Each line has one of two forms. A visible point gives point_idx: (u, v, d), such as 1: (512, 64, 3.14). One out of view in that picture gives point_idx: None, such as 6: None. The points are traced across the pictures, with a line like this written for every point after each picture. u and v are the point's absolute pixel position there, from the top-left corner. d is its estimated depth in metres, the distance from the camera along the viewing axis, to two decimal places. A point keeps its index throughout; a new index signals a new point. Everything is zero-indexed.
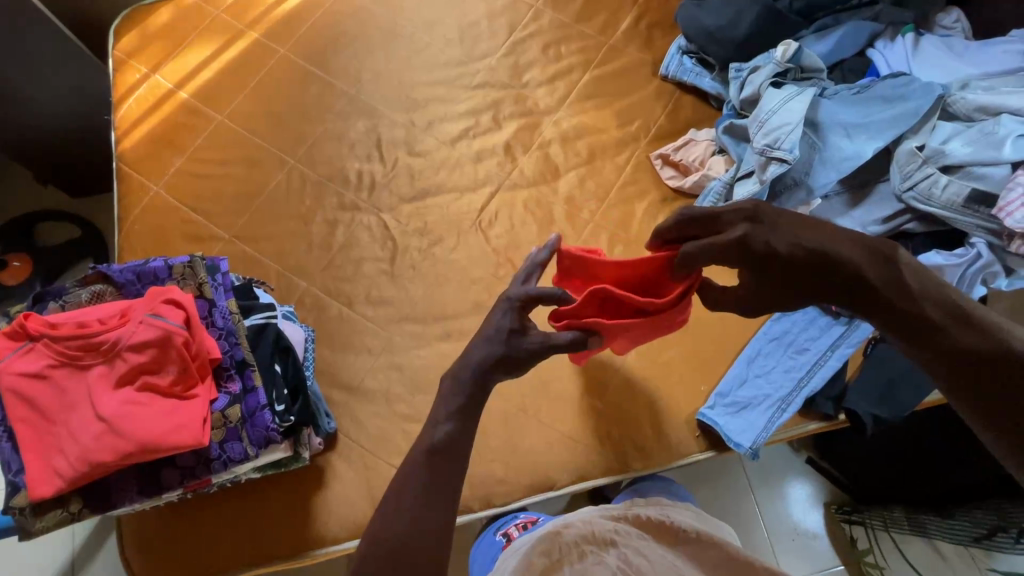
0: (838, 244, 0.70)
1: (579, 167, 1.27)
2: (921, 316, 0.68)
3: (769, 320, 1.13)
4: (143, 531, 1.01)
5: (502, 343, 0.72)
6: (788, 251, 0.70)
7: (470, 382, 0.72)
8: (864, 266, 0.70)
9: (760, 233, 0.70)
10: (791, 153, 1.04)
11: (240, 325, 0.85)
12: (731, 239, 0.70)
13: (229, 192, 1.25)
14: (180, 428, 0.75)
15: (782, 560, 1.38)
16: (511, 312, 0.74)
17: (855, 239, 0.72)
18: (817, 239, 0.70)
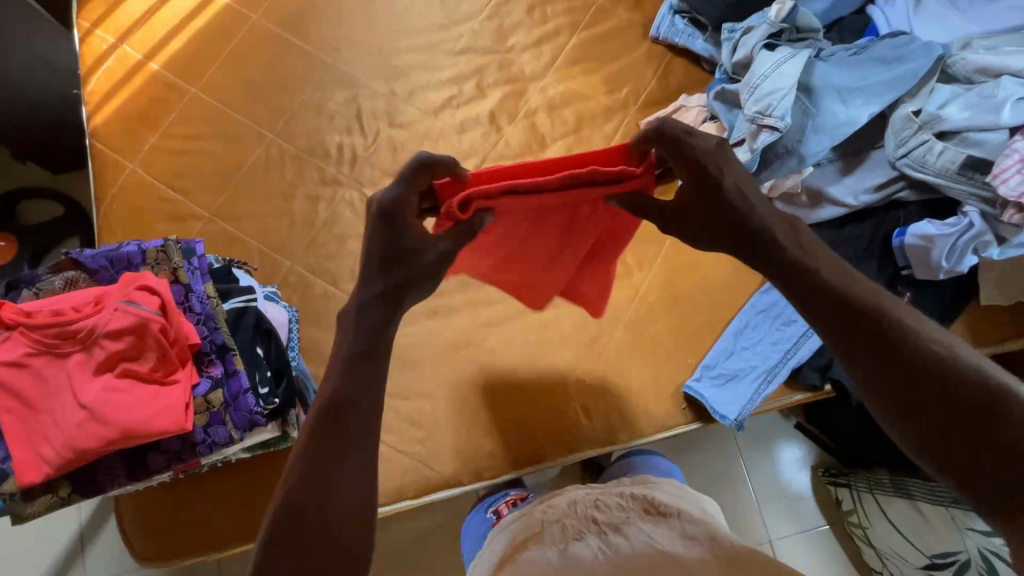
0: (761, 203, 0.64)
1: (567, 137, 1.24)
2: (842, 294, 0.61)
3: (757, 291, 1.13)
4: (142, 510, 1.04)
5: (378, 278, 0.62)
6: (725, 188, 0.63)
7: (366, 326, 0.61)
8: (779, 232, 0.64)
9: (727, 161, 0.64)
10: (782, 120, 1.00)
11: (219, 310, 0.83)
12: (698, 157, 0.62)
13: (207, 169, 1.21)
14: (161, 413, 0.75)
15: (767, 522, 1.43)
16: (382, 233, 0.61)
17: (771, 204, 0.65)
18: (746, 188, 0.64)
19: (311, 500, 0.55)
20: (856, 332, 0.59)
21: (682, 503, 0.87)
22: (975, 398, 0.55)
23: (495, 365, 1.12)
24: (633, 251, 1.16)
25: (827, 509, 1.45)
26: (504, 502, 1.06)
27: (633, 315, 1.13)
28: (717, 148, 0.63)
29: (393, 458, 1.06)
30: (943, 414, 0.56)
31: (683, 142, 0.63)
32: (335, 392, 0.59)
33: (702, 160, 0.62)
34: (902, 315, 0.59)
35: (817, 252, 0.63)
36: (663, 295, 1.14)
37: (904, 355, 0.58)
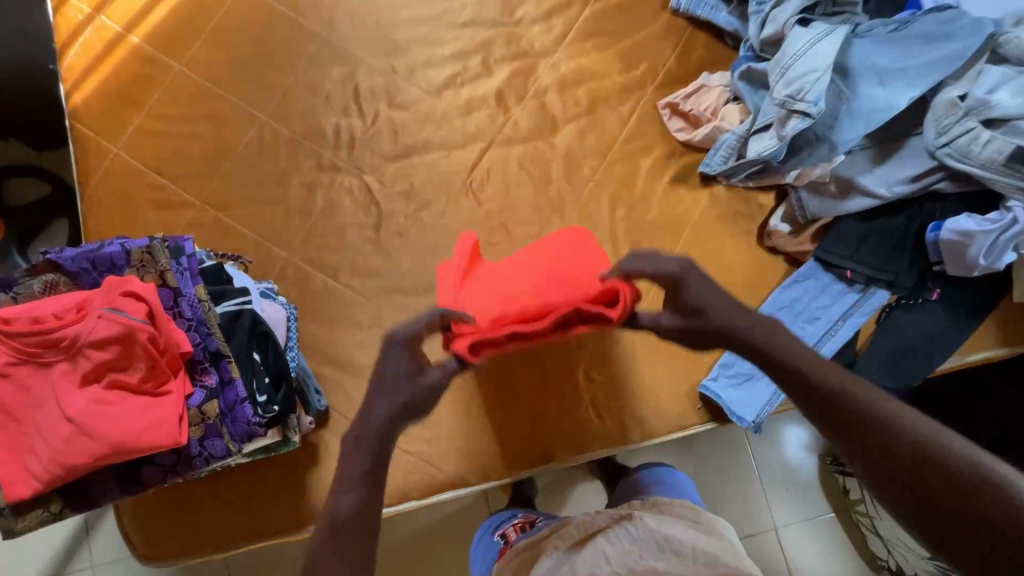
0: (726, 307, 0.65)
1: (579, 119, 1.16)
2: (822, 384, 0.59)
3: (778, 287, 1.07)
4: (143, 513, 1.02)
5: (405, 387, 0.65)
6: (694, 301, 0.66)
7: (376, 443, 0.63)
8: (754, 326, 0.64)
9: (696, 282, 0.67)
10: (815, 105, 0.92)
11: (211, 315, 0.78)
12: (668, 278, 0.67)
13: (196, 153, 1.14)
14: (154, 427, 0.71)
15: (770, 507, 1.42)
16: (403, 355, 0.67)
17: (744, 306, 0.66)
18: (711, 301, 0.65)
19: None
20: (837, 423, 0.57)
21: (693, 535, 0.78)
22: (969, 496, 0.51)
23: (503, 369, 1.07)
24: (648, 244, 1.10)
25: (832, 497, 1.43)
26: (511, 526, 0.96)
27: (647, 310, 1.08)
28: (683, 269, 0.67)
29: (397, 458, 1.03)
30: (946, 518, 0.51)
31: (651, 267, 0.68)
32: (340, 518, 0.57)
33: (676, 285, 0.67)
34: (877, 402, 0.57)
35: (790, 345, 0.62)
36: None
37: (898, 451, 0.54)
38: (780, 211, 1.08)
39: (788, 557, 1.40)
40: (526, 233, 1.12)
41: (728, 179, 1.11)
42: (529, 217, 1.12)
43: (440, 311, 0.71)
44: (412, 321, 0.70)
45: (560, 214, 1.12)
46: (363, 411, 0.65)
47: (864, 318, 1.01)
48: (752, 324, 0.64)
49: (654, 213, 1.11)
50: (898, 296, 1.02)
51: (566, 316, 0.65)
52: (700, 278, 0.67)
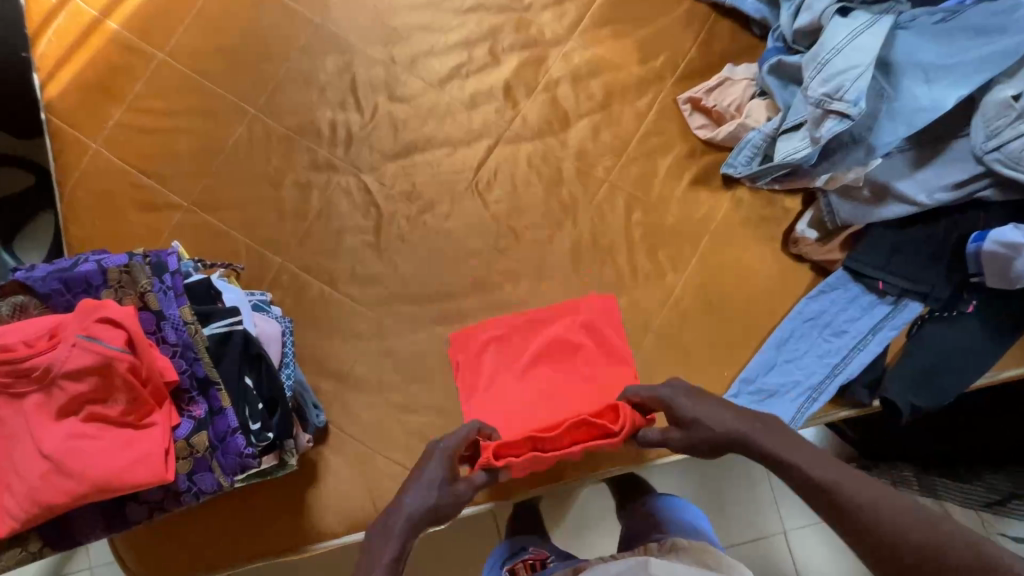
0: (721, 416, 0.76)
1: (593, 114, 1.08)
2: (832, 490, 0.66)
3: (804, 297, 1.01)
4: (139, 540, 0.96)
5: (436, 491, 0.75)
6: (693, 415, 0.77)
7: (404, 526, 0.72)
8: (759, 435, 0.73)
9: (683, 400, 0.79)
10: (855, 105, 0.85)
11: (198, 338, 0.71)
12: (660, 398, 0.81)
13: (182, 150, 1.06)
14: (137, 463, 0.65)
15: (776, 510, 1.28)
16: (443, 462, 0.77)
17: (737, 410, 0.77)
18: (703, 415, 0.77)
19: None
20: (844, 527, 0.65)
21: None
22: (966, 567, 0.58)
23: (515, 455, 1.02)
24: (666, 250, 1.04)
25: None
26: (521, 561, 0.90)
27: (664, 321, 1.02)
28: (672, 391, 0.81)
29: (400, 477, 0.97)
30: None
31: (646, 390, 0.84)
32: None
33: (671, 407, 0.80)
34: (866, 489, 0.65)
35: (797, 452, 0.71)
36: (699, 299, 1.02)
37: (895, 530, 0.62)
38: (807, 215, 1.01)
39: (799, 566, 1.25)
40: (535, 238, 1.04)
41: (754, 180, 1.03)
42: (540, 221, 1.05)
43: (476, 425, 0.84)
44: (450, 435, 0.81)
45: (573, 217, 1.05)
46: (392, 509, 0.75)
47: (895, 332, 0.95)
48: (750, 425, 0.75)
49: (673, 217, 1.04)
50: (932, 308, 0.95)
51: (579, 430, 0.80)
52: (694, 398, 0.79)
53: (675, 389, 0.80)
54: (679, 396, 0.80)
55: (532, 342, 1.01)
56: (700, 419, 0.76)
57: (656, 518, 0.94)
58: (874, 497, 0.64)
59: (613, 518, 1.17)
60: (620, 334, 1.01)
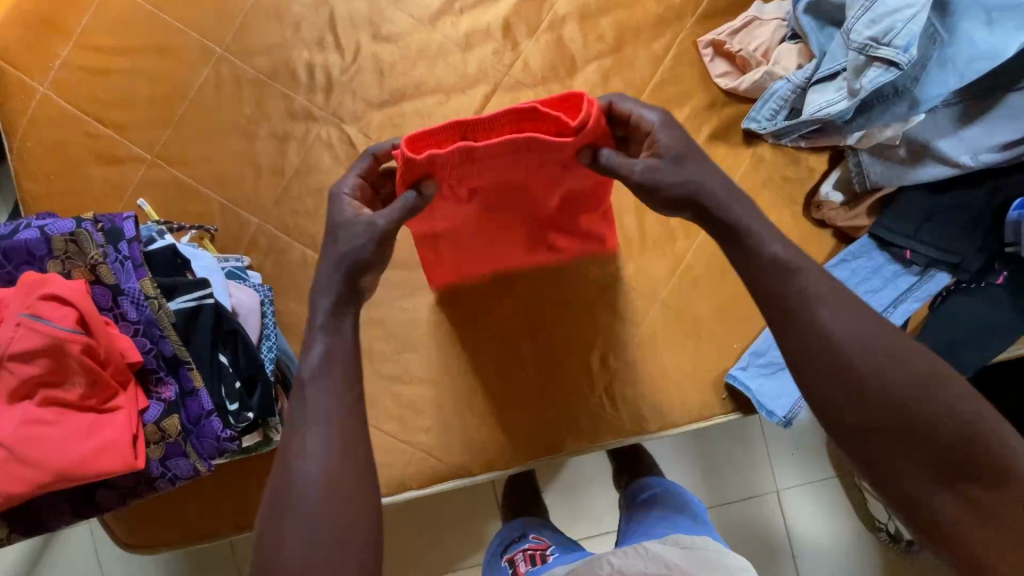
0: (701, 169, 0.61)
1: (603, 59, 0.96)
2: (825, 331, 0.54)
3: (822, 266, 0.94)
4: (128, 517, 0.93)
5: (366, 238, 0.61)
6: (671, 140, 0.62)
7: (340, 279, 0.61)
8: (731, 205, 0.60)
9: (667, 132, 0.62)
10: (904, 52, 0.76)
11: (163, 314, 0.64)
12: (648, 127, 0.63)
13: (142, 94, 0.95)
14: (102, 451, 0.59)
15: (770, 467, 1.20)
16: (344, 206, 0.64)
17: (712, 166, 0.62)
18: (689, 157, 0.61)
19: (263, 557, 0.52)
20: (823, 374, 0.54)
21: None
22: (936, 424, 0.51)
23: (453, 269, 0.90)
24: None
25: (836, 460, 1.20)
26: (520, 552, 0.86)
27: (672, 289, 0.95)
28: (662, 119, 0.63)
29: (394, 449, 0.93)
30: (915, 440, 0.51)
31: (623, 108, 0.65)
32: (313, 401, 0.56)
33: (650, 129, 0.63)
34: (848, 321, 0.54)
35: (801, 258, 0.57)
36: (711, 266, 0.96)
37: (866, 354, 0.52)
38: (834, 176, 0.93)
39: (792, 525, 1.19)
40: None
41: (777, 138, 0.94)
42: None
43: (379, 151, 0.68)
44: (348, 173, 0.67)
45: None
46: (326, 252, 0.63)
47: (917, 305, 0.88)
48: (717, 183, 0.61)
49: None
50: (959, 279, 0.88)
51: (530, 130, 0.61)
52: (673, 127, 0.62)
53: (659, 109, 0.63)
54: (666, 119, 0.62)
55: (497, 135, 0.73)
56: (666, 159, 0.61)
57: (653, 497, 0.90)
58: (874, 330, 0.53)
59: (608, 478, 1.15)
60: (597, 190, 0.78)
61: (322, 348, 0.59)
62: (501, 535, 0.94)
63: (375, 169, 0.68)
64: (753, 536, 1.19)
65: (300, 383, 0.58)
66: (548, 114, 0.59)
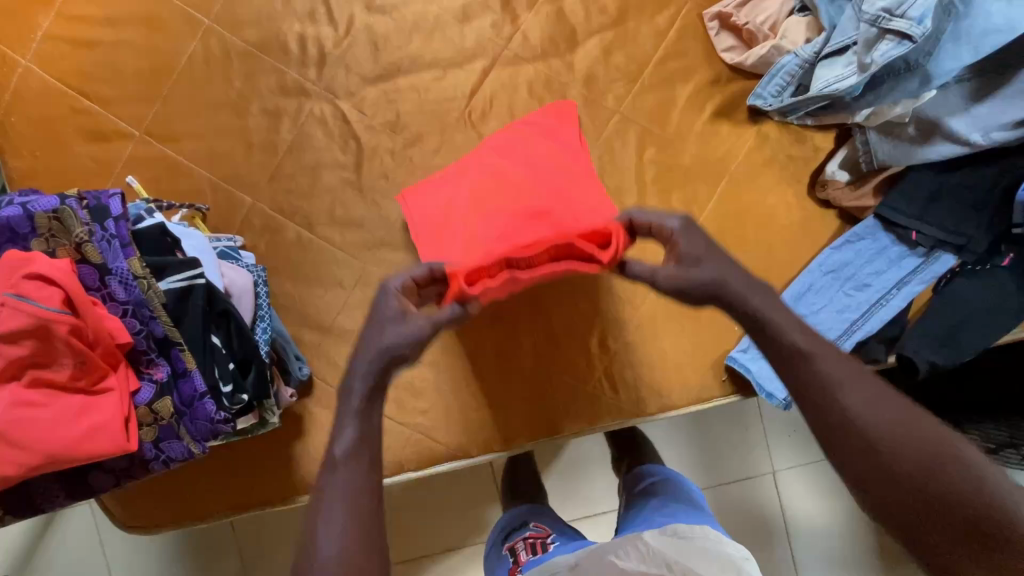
0: (743, 281, 0.57)
1: (604, 32, 0.93)
2: (837, 405, 0.53)
3: (826, 248, 0.92)
4: (127, 499, 0.92)
5: (397, 354, 0.56)
6: (707, 249, 0.58)
7: (363, 390, 0.56)
8: (770, 312, 0.56)
9: (698, 238, 0.59)
10: (919, 25, 0.74)
11: (153, 294, 0.63)
12: (667, 231, 0.60)
13: (128, 68, 0.91)
14: (94, 433, 0.58)
15: (766, 449, 1.21)
16: (382, 304, 0.58)
17: (749, 271, 0.59)
18: (716, 258, 0.58)
19: None
20: (849, 459, 0.52)
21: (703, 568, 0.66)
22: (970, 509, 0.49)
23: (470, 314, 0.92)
24: (680, 192, 0.93)
25: None
26: (521, 540, 0.86)
27: None
28: (684, 223, 0.60)
29: (391, 430, 0.92)
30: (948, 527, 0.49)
31: (647, 215, 0.62)
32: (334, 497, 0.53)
33: (676, 241, 0.59)
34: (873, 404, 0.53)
35: (818, 346, 0.55)
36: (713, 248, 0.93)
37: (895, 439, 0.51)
38: (840, 155, 0.91)
39: (787, 506, 1.20)
40: None
41: (784, 115, 0.92)
42: None
43: (428, 265, 0.61)
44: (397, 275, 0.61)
45: None
46: (357, 355, 0.57)
47: (922, 287, 0.87)
48: (756, 290, 0.57)
49: (691, 155, 0.93)
50: (964, 261, 0.87)
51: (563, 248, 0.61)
52: (694, 232, 0.60)
53: (690, 220, 0.60)
54: (697, 230, 0.60)
55: (514, 170, 0.84)
56: (697, 270, 0.57)
57: (651, 486, 0.90)
58: (887, 412, 0.52)
59: (607, 459, 1.15)
60: (590, 181, 0.84)
61: (352, 433, 0.55)
62: (501, 522, 0.94)
63: (426, 279, 0.62)
64: (747, 517, 1.20)
65: (329, 463, 0.55)
66: (582, 246, 0.59)
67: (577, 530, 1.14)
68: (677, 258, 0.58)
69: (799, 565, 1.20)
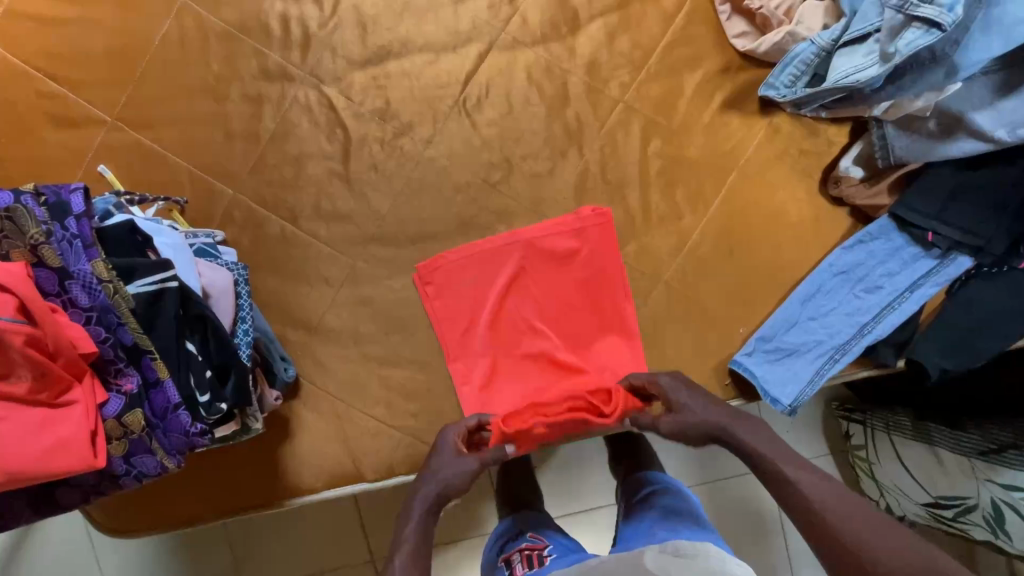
0: (716, 417, 0.73)
1: (609, 15, 0.88)
2: (828, 524, 0.59)
3: (836, 247, 0.88)
4: (109, 510, 0.88)
5: (453, 479, 0.74)
6: (690, 398, 0.75)
7: (421, 510, 0.71)
8: (748, 438, 0.70)
9: (681, 389, 0.76)
10: (949, 12, 0.69)
11: (120, 300, 0.58)
12: (659, 387, 0.78)
13: (98, 47, 0.85)
14: (56, 450, 0.54)
15: None
16: (444, 446, 0.77)
17: (720, 406, 0.74)
18: (694, 403, 0.74)
19: None
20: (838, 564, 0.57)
21: None
22: None
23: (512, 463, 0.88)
24: (685, 188, 0.89)
25: (832, 439, 1.17)
26: (518, 552, 0.83)
27: (676, 269, 0.89)
28: (669, 380, 0.78)
29: (382, 434, 0.88)
30: None
31: (645, 376, 0.81)
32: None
33: (666, 395, 0.77)
34: (853, 513, 0.59)
35: (798, 470, 0.65)
36: (720, 247, 0.89)
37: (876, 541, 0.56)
38: (854, 151, 0.86)
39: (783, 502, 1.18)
40: (534, 170, 0.89)
41: (797, 107, 0.87)
42: (540, 149, 0.88)
43: (478, 415, 0.82)
44: (451, 427, 0.80)
45: (579, 146, 0.89)
46: (419, 488, 0.74)
47: (936, 291, 0.83)
48: (732, 419, 0.72)
49: (698, 148, 0.89)
50: (981, 263, 0.83)
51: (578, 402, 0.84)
52: (690, 390, 0.76)
53: (675, 376, 0.79)
54: (680, 382, 0.77)
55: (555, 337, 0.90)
56: (685, 414, 0.74)
57: (650, 497, 0.87)
58: (872, 525, 0.58)
59: (603, 458, 1.12)
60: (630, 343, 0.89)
61: (408, 544, 0.67)
62: (497, 532, 0.90)
63: (475, 426, 0.81)
64: (743, 519, 1.18)
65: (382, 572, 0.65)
66: (593, 400, 0.84)
67: (563, 528, 1.11)
68: (670, 407, 0.76)
69: (793, 561, 1.17)
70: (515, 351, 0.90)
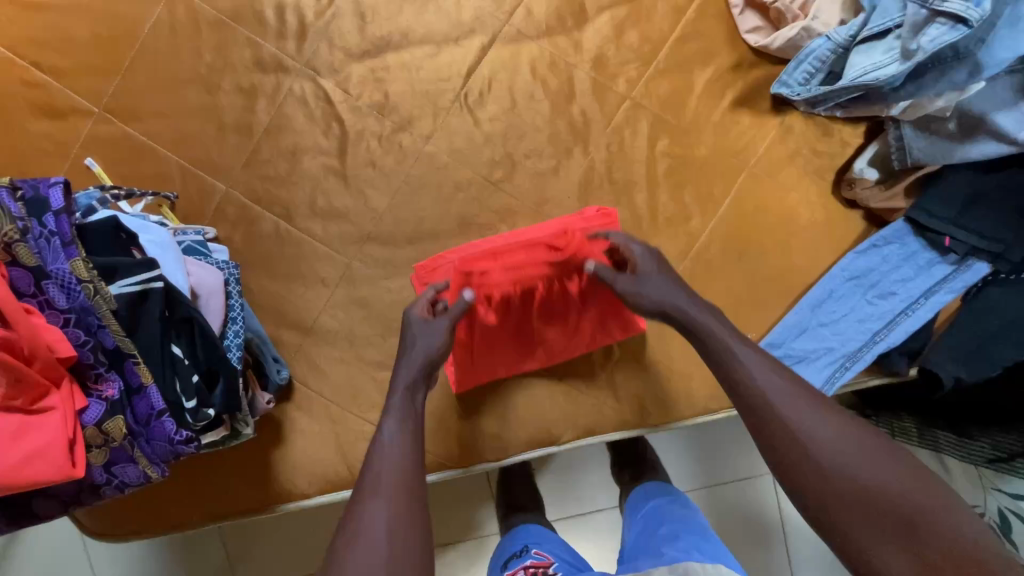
0: (676, 294, 0.69)
1: (617, 8, 0.85)
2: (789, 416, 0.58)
3: (849, 251, 0.85)
4: (95, 514, 0.85)
5: (421, 350, 0.69)
6: (659, 271, 0.71)
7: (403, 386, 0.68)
8: (703, 319, 0.67)
9: (654, 263, 0.72)
10: (977, 7, 0.66)
11: (101, 301, 0.55)
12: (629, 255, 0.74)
13: (85, 35, 0.82)
14: (31, 459, 0.51)
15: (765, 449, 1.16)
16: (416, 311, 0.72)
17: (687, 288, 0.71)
18: (657, 275, 0.71)
19: None
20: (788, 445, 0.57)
21: None
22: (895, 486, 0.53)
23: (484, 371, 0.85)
24: (693, 188, 0.86)
25: None
26: (522, 569, 0.80)
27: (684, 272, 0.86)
28: (640, 251, 0.73)
29: None
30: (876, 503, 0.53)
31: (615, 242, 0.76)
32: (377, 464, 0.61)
33: (638, 263, 0.72)
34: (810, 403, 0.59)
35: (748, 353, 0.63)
36: (729, 249, 0.86)
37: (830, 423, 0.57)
38: (870, 151, 0.83)
39: (786, 507, 1.15)
40: (537, 168, 0.85)
41: (811, 106, 0.84)
42: (543, 146, 0.85)
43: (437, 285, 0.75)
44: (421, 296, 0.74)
45: (584, 143, 0.86)
46: (404, 360, 0.69)
47: (952, 297, 0.81)
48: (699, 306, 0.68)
49: (707, 147, 0.85)
50: (998, 269, 0.80)
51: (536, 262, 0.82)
52: (656, 262, 0.73)
53: (649, 248, 0.74)
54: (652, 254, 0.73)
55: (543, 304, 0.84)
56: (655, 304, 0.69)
57: (658, 511, 0.84)
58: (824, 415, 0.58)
59: (604, 461, 1.10)
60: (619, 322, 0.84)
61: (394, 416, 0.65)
62: (503, 548, 0.88)
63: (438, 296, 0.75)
64: (746, 525, 1.15)
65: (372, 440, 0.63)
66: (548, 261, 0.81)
67: (561, 532, 1.08)
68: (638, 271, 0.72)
69: (793, 563, 1.14)
70: (506, 328, 0.84)
